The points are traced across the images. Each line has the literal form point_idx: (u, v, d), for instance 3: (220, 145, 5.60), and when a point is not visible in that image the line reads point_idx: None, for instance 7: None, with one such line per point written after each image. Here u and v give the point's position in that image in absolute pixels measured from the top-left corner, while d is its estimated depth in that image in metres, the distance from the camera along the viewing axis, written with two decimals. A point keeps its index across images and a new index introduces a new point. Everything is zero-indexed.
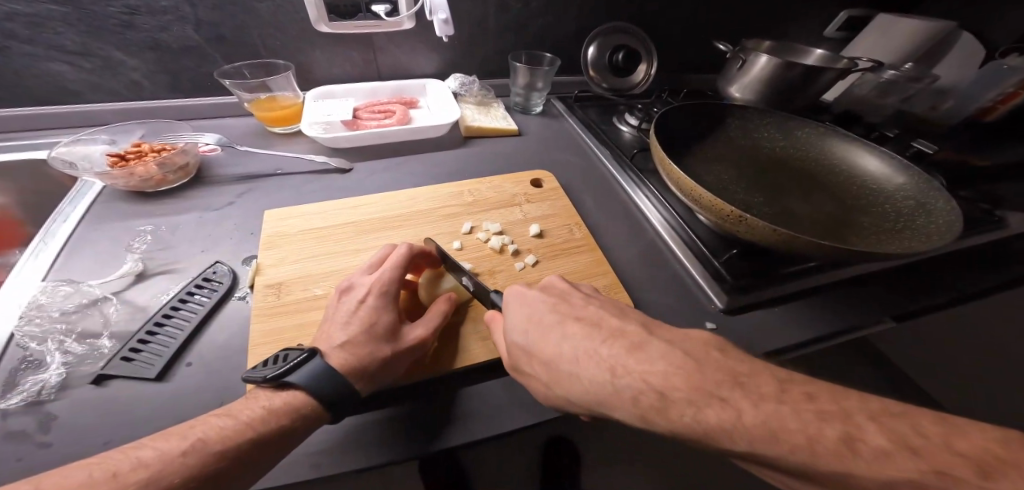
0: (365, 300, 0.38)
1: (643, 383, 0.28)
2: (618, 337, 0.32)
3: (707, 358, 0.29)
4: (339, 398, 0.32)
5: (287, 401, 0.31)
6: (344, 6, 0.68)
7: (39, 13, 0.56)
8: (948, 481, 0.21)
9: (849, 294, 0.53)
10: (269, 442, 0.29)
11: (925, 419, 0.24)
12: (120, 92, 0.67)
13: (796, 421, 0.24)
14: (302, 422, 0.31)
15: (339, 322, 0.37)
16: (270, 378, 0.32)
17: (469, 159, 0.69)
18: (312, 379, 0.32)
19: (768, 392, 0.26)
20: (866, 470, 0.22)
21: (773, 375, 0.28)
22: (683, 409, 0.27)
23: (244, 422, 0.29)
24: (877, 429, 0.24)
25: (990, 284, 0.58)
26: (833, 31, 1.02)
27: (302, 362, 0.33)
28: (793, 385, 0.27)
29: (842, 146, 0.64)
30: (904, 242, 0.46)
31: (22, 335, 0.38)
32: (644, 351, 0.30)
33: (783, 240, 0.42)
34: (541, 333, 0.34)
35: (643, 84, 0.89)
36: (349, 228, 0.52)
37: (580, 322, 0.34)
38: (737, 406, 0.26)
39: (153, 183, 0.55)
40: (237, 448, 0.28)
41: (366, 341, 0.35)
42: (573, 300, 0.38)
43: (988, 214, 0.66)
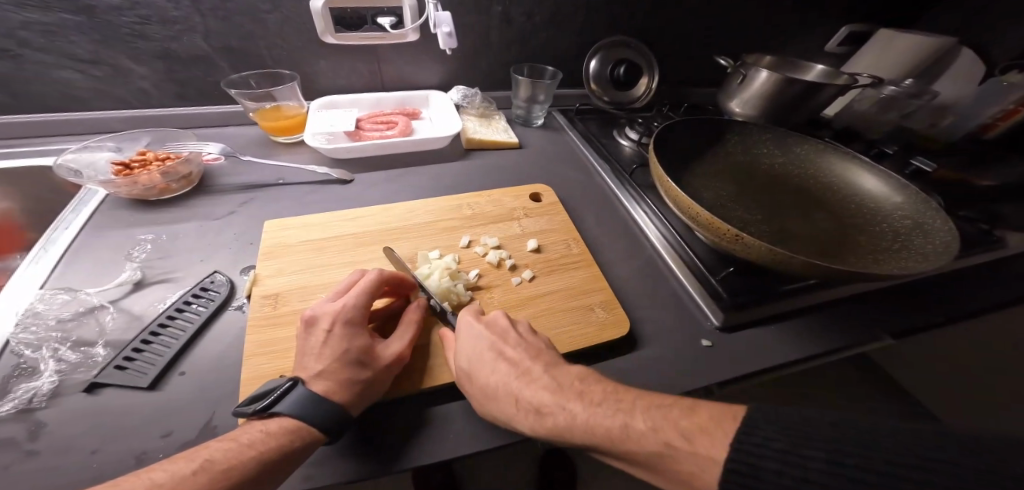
0: (332, 329, 0.37)
1: (530, 402, 0.34)
2: (524, 368, 0.36)
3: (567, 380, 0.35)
4: (333, 420, 0.32)
5: (282, 427, 0.31)
6: (350, 17, 0.69)
7: (53, 21, 0.57)
8: (672, 450, 0.27)
9: (848, 314, 0.53)
10: (274, 460, 0.29)
11: (682, 406, 0.30)
12: (129, 100, 0.68)
13: (605, 418, 0.30)
14: (301, 442, 0.31)
15: (313, 346, 0.36)
16: (259, 410, 0.31)
17: (471, 171, 0.70)
18: (303, 407, 0.31)
19: (594, 399, 0.32)
20: (632, 447, 0.28)
21: (609, 385, 0.34)
22: (550, 418, 0.32)
23: (245, 444, 0.29)
24: (646, 417, 0.29)
25: (988, 303, 0.57)
26: (834, 46, 1.03)
27: (287, 390, 0.33)
28: (618, 391, 0.33)
29: (839, 164, 0.64)
30: (901, 262, 0.46)
31: (17, 341, 0.38)
32: (532, 374, 0.36)
33: (778, 258, 0.42)
34: (473, 360, 0.37)
35: (644, 98, 0.90)
36: (346, 239, 0.52)
37: (501, 357, 0.37)
38: (573, 411, 0.32)
39: (156, 191, 0.56)
40: (245, 468, 0.28)
41: (343, 367, 0.35)
42: (510, 340, 0.39)
43: (986, 233, 0.65)
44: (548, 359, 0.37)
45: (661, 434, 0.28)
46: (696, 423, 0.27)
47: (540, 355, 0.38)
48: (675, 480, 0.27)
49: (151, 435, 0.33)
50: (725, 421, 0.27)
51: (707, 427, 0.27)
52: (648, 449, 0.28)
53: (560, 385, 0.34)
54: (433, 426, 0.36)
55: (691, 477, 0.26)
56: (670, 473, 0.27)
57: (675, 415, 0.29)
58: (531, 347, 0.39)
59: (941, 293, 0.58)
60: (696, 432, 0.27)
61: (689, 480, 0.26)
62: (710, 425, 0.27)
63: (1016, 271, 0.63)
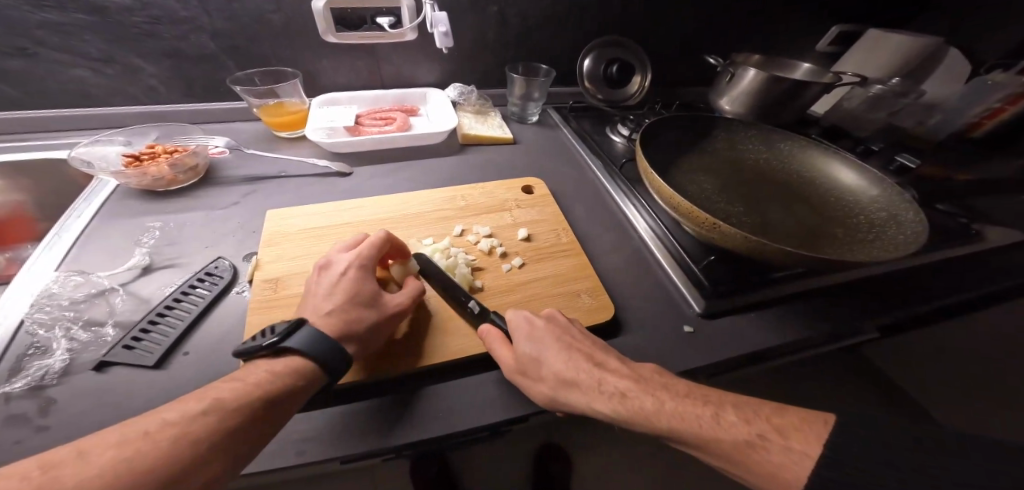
0: (345, 272, 0.41)
1: (613, 386, 0.35)
2: (600, 358, 0.38)
3: (650, 372, 0.37)
4: (335, 355, 0.35)
5: (288, 365, 0.33)
6: (351, 18, 0.72)
7: (68, 21, 0.60)
8: (764, 439, 0.30)
9: (826, 303, 0.55)
10: (280, 397, 0.31)
11: (766, 405, 0.33)
12: (138, 96, 0.71)
13: (697, 408, 0.32)
14: (303, 381, 0.33)
15: (324, 290, 0.40)
16: (268, 345, 0.33)
17: (467, 166, 0.72)
18: (307, 343, 0.34)
19: (681, 391, 0.34)
20: (722, 434, 0.31)
21: (687, 381, 0.36)
22: (635, 402, 0.34)
23: (251, 383, 0.31)
24: (737, 412, 0.32)
25: (964, 293, 0.60)
26: (824, 46, 1.05)
27: (292, 330, 0.35)
28: (698, 388, 0.35)
29: (823, 160, 0.66)
30: (872, 252, 0.48)
31: (32, 321, 0.41)
32: (609, 365, 0.37)
33: (753, 246, 0.44)
34: (548, 348, 0.38)
35: (638, 95, 0.92)
36: (344, 228, 0.55)
37: (574, 348, 0.39)
38: (662, 399, 0.34)
39: (164, 183, 0.58)
40: (250, 407, 0.29)
41: (350, 307, 0.38)
42: (575, 334, 0.41)
43: (965, 227, 0.68)
44: (619, 355, 0.39)
45: (756, 427, 0.30)
46: (789, 422, 0.31)
47: (607, 349, 0.40)
48: (755, 472, 0.29)
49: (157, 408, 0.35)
50: (815, 422, 0.30)
51: (803, 428, 0.30)
52: (738, 437, 0.30)
53: (641, 377, 0.36)
54: (421, 403, 0.38)
55: (782, 468, 0.28)
56: (757, 464, 0.29)
57: (763, 412, 0.32)
58: (598, 342, 0.41)
59: (918, 286, 0.60)
60: (789, 430, 0.30)
61: (776, 471, 0.29)
62: (803, 425, 0.30)
63: (993, 264, 0.65)
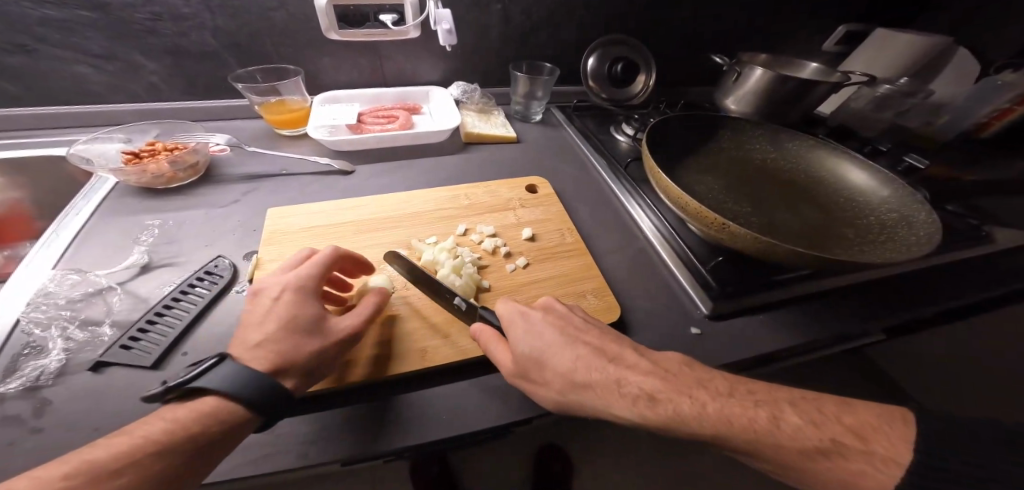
0: (280, 296, 0.37)
1: (637, 387, 0.33)
2: (614, 355, 0.36)
3: (679, 371, 0.35)
4: (262, 397, 0.30)
5: (195, 410, 0.29)
6: (354, 15, 0.71)
7: (69, 18, 0.59)
8: (838, 445, 0.29)
9: (837, 304, 0.54)
10: (181, 450, 0.27)
11: (826, 403, 0.32)
12: (138, 94, 0.70)
13: (743, 410, 0.31)
14: (221, 428, 0.29)
15: (257, 314, 0.36)
16: (176, 386, 0.30)
17: (470, 164, 0.72)
18: (227, 381, 0.30)
19: (723, 391, 0.33)
20: (782, 439, 0.29)
21: (725, 379, 0.34)
22: (669, 406, 0.32)
23: (140, 438, 0.27)
24: (798, 414, 0.31)
25: (979, 295, 0.59)
26: (832, 45, 1.03)
27: (209, 368, 0.31)
28: (739, 385, 0.34)
29: (832, 160, 0.65)
30: (884, 253, 0.47)
31: (28, 320, 0.40)
32: (628, 361, 0.36)
33: (763, 247, 0.43)
34: (548, 345, 0.36)
35: (642, 95, 0.91)
36: (346, 227, 0.54)
37: (584, 343, 0.37)
38: (702, 401, 0.32)
39: (164, 180, 0.57)
40: (147, 460, 0.26)
41: (285, 336, 0.34)
42: (575, 324, 0.39)
43: (975, 228, 0.67)
44: (639, 349, 0.38)
45: (826, 431, 0.29)
46: (864, 422, 0.30)
47: (624, 343, 0.38)
48: (820, 477, 0.29)
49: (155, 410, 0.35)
50: (895, 420, 0.30)
51: (879, 429, 0.29)
52: (805, 444, 0.29)
53: (669, 374, 0.34)
54: (424, 405, 0.38)
55: (860, 473, 0.28)
56: (826, 470, 0.28)
57: (829, 412, 0.31)
58: (611, 337, 0.39)
59: (929, 288, 0.59)
60: (867, 431, 0.29)
61: (851, 479, 0.28)
62: (878, 424, 0.30)
63: (1005, 266, 0.64)
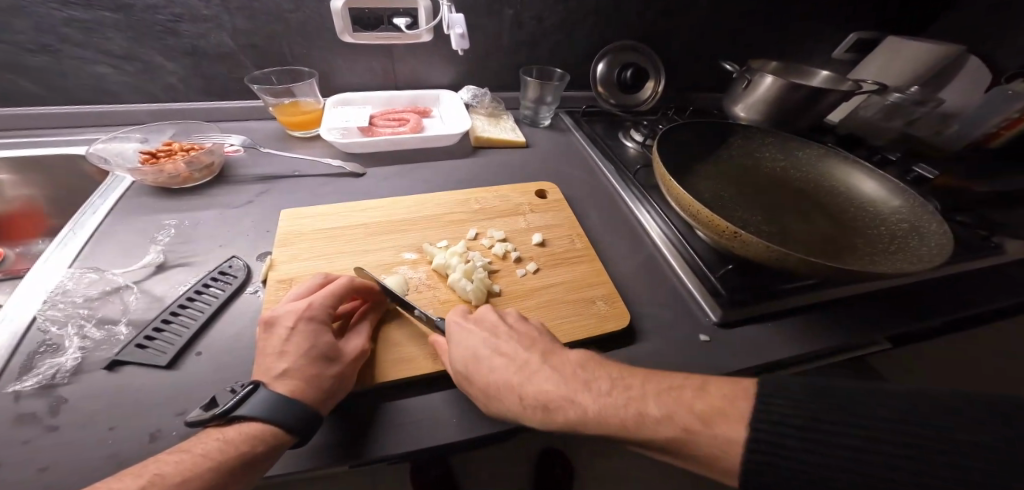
0: (295, 326, 0.37)
1: (536, 397, 0.34)
2: (524, 364, 0.37)
3: (568, 371, 0.36)
4: (299, 419, 0.32)
5: (242, 432, 0.31)
6: (368, 18, 0.72)
7: (94, 19, 0.60)
8: (692, 435, 0.29)
9: (846, 313, 0.54)
10: (233, 467, 0.29)
11: (688, 388, 0.32)
12: (155, 94, 0.71)
13: (614, 408, 0.32)
14: (265, 448, 0.31)
15: (277, 342, 0.36)
16: (218, 414, 0.31)
17: (480, 169, 0.72)
18: (266, 408, 0.31)
19: (602, 390, 0.33)
20: (650, 435, 0.30)
21: (608, 373, 0.35)
22: (559, 413, 0.33)
23: (198, 456, 0.29)
24: (659, 403, 0.32)
25: (999, 303, 0.59)
26: (842, 52, 1.03)
27: (250, 393, 0.32)
28: (619, 379, 0.34)
29: (839, 169, 0.66)
30: (896, 263, 0.47)
31: (44, 318, 0.40)
32: (533, 369, 0.36)
33: (775, 256, 0.43)
34: (469, 357, 0.37)
35: (650, 101, 0.92)
36: (359, 229, 0.55)
37: (501, 355, 0.38)
38: (582, 404, 0.33)
39: (180, 180, 0.58)
40: (203, 474, 0.28)
41: (309, 364, 0.35)
42: (500, 333, 0.40)
43: (986, 239, 0.67)
44: (546, 353, 0.38)
45: (680, 420, 0.30)
46: (714, 407, 0.30)
47: (536, 349, 0.38)
48: (694, 462, 0.30)
49: (168, 410, 0.35)
50: (739, 399, 0.30)
51: (726, 412, 0.30)
52: (665, 436, 0.30)
53: (562, 379, 0.35)
54: (432, 407, 0.38)
55: (716, 459, 0.29)
56: (690, 456, 0.30)
57: (687, 399, 0.31)
58: (524, 341, 0.39)
59: (938, 296, 0.59)
60: (713, 417, 0.30)
61: (714, 465, 0.29)
62: (728, 408, 0.30)
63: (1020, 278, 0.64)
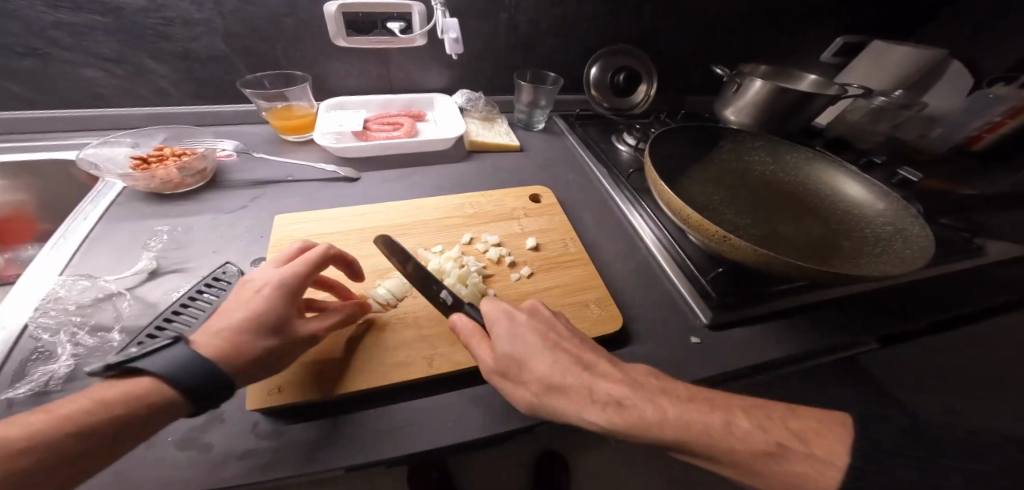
0: (262, 289, 0.36)
1: (608, 395, 0.34)
2: (592, 365, 0.37)
3: (643, 379, 0.36)
4: (210, 381, 0.29)
5: (129, 389, 0.28)
6: (362, 22, 0.72)
7: (84, 22, 0.60)
8: (781, 449, 0.31)
9: (832, 314, 0.55)
10: (99, 430, 0.25)
11: (771, 410, 0.34)
12: (146, 98, 0.71)
13: (702, 416, 0.33)
14: (149, 410, 0.28)
15: (236, 307, 0.34)
16: (113, 364, 0.28)
17: (475, 173, 0.72)
18: (171, 367, 0.29)
19: (683, 397, 0.34)
20: (730, 444, 0.31)
21: (682, 386, 0.36)
22: (634, 412, 0.33)
23: (60, 415, 0.25)
24: (748, 418, 0.33)
25: (979, 305, 0.61)
26: (828, 57, 1.06)
27: (162, 347, 0.30)
28: (697, 392, 0.35)
29: (827, 173, 0.67)
30: (880, 265, 0.49)
31: (36, 325, 0.40)
32: (601, 369, 0.36)
33: (763, 259, 0.44)
34: (530, 348, 0.37)
35: (643, 105, 0.93)
36: (354, 234, 0.55)
37: (564, 352, 0.37)
38: (663, 406, 0.33)
39: (172, 186, 0.58)
40: (68, 434, 0.25)
41: (251, 330, 0.33)
42: (562, 333, 0.40)
43: (968, 241, 0.69)
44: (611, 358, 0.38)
45: (774, 435, 0.31)
46: (808, 428, 0.32)
47: (602, 355, 0.38)
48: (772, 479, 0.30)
49: None
50: (838, 427, 0.32)
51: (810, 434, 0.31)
52: (753, 447, 0.31)
53: (634, 383, 0.35)
54: (428, 410, 0.39)
55: (800, 475, 0.30)
56: (773, 472, 0.30)
57: (776, 417, 0.33)
58: (588, 347, 0.39)
59: (918, 299, 0.60)
60: (808, 436, 0.31)
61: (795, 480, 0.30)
62: (818, 431, 0.32)
63: (1002, 279, 0.66)
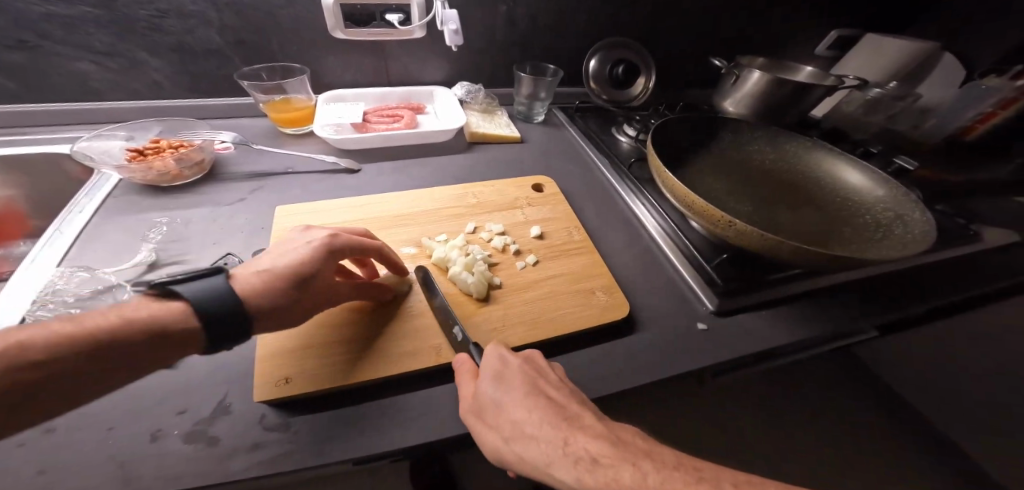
0: (314, 244, 0.38)
1: (581, 451, 0.28)
2: (574, 415, 0.32)
3: (631, 437, 0.30)
4: (228, 317, 0.30)
5: (155, 310, 0.29)
6: (360, 14, 0.71)
7: (74, 14, 0.59)
8: None
9: (833, 301, 0.56)
10: (109, 349, 0.26)
11: (779, 484, 0.26)
12: (139, 92, 0.69)
13: (686, 487, 0.26)
14: (165, 335, 0.28)
15: (287, 262, 0.36)
16: (158, 282, 0.30)
17: (477, 165, 0.72)
18: (200, 296, 0.30)
19: (669, 464, 0.28)
20: None
21: (675, 451, 0.29)
22: (608, 475, 0.27)
23: (85, 328, 0.26)
24: None
25: (975, 289, 0.62)
26: (823, 50, 1.08)
27: (206, 275, 0.32)
28: (689, 459, 0.28)
29: (827, 161, 0.68)
30: (882, 249, 0.49)
31: (33, 319, 0.39)
32: (584, 421, 0.31)
33: (769, 243, 0.44)
34: (510, 391, 0.34)
35: (641, 97, 0.92)
36: (357, 224, 0.54)
37: (546, 397, 0.33)
38: (644, 470, 0.27)
39: (169, 178, 0.57)
40: (75, 352, 0.25)
41: (284, 278, 0.35)
42: (551, 377, 0.36)
43: (964, 228, 0.70)
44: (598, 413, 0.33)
45: None
46: None
47: (587, 408, 0.33)
48: None
49: (167, 408, 0.34)
50: None
51: None
52: None
53: (619, 443, 0.29)
54: (438, 401, 0.38)
55: None
56: None
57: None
58: (578, 398, 0.35)
59: (917, 286, 0.61)
60: None
61: None
62: None
63: (997, 263, 0.67)
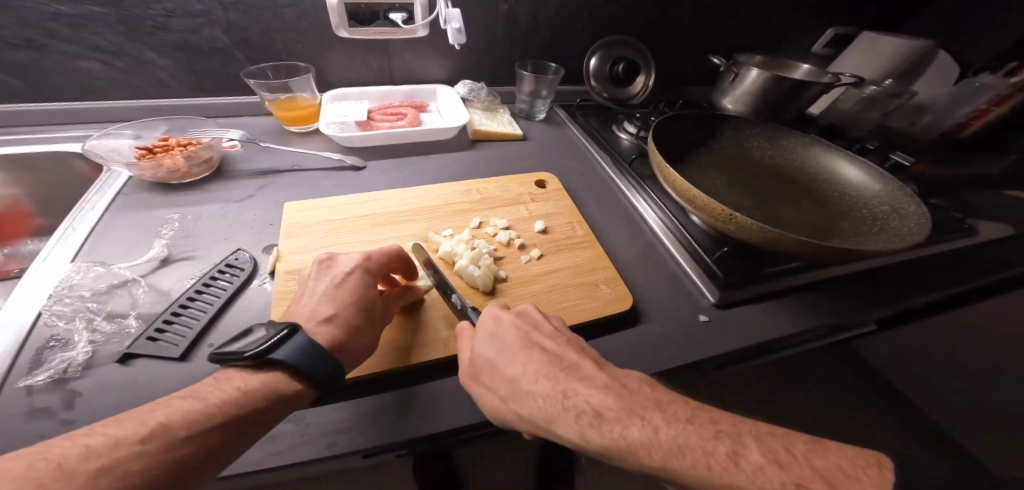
0: (352, 271, 0.42)
1: (585, 403, 0.31)
2: (573, 369, 0.35)
3: (638, 390, 0.33)
4: (331, 373, 0.34)
5: (265, 382, 0.32)
6: (364, 13, 0.72)
7: (82, 14, 0.59)
8: None
9: (832, 292, 0.57)
10: (242, 422, 0.29)
11: (800, 440, 0.28)
12: (145, 91, 0.70)
13: (699, 440, 0.28)
14: (281, 400, 0.32)
15: (330, 309, 0.39)
16: (251, 355, 0.32)
17: (481, 161, 0.73)
18: (296, 355, 0.33)
19: (681, 417, 0.30)
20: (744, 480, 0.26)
21: (689, 404, 0.32)
22: (615, 427, 0.29)
23: (213, 404, 0.29)
24: (761, 449, 0.27)
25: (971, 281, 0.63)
26: (821, 47, 1.10)
27: (286, 335, 0.34)
28: (702, 412, 0.31)
29: (824, 156, 0.69)
30: (878, 241, 0.51)
31: (50, 313, 0.40)
32: (585, 374, 0.34)
33: (769, 237, 0.46)
34: (507, 350, 0.37)
35: (642, 95, 0.93)
36: (363, 220, 0.55)
37: (541, 350, 0.37)
38: (655, 424, 0.29)
39: (178, 175, 0.58)
40: (217, 427, 0.28)
41: (344, 315, 0.38)
42: (544, 331, 0.39)
43: (961, 221, 0.71)
44: (596, 363, 0.36)
45: (793, 472, 0.25)
46: (834, 467, 0.26)
47: (584, 357, 0.37)
48: None
49: None
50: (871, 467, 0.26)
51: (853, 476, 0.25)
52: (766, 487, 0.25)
53: (621, 392, 0.32)
54: (448, 393, 0.39)
55: None
56: None
57: (800, 453, 0.27)
58: (574, 348, 0.38)
59: (914, 278, 0.62)
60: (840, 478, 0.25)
61: None
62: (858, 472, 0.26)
63: (992, 257, 0.68)
